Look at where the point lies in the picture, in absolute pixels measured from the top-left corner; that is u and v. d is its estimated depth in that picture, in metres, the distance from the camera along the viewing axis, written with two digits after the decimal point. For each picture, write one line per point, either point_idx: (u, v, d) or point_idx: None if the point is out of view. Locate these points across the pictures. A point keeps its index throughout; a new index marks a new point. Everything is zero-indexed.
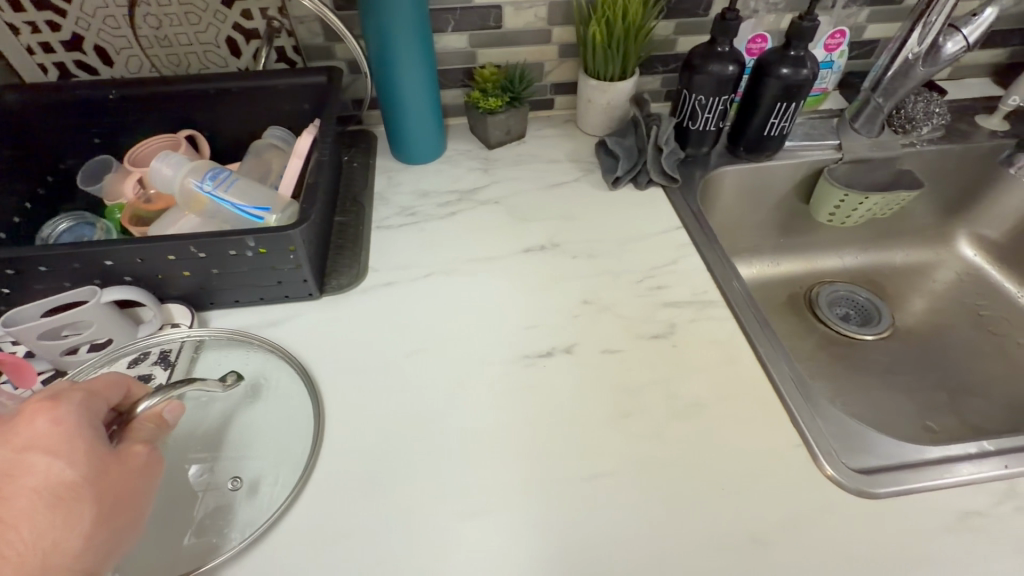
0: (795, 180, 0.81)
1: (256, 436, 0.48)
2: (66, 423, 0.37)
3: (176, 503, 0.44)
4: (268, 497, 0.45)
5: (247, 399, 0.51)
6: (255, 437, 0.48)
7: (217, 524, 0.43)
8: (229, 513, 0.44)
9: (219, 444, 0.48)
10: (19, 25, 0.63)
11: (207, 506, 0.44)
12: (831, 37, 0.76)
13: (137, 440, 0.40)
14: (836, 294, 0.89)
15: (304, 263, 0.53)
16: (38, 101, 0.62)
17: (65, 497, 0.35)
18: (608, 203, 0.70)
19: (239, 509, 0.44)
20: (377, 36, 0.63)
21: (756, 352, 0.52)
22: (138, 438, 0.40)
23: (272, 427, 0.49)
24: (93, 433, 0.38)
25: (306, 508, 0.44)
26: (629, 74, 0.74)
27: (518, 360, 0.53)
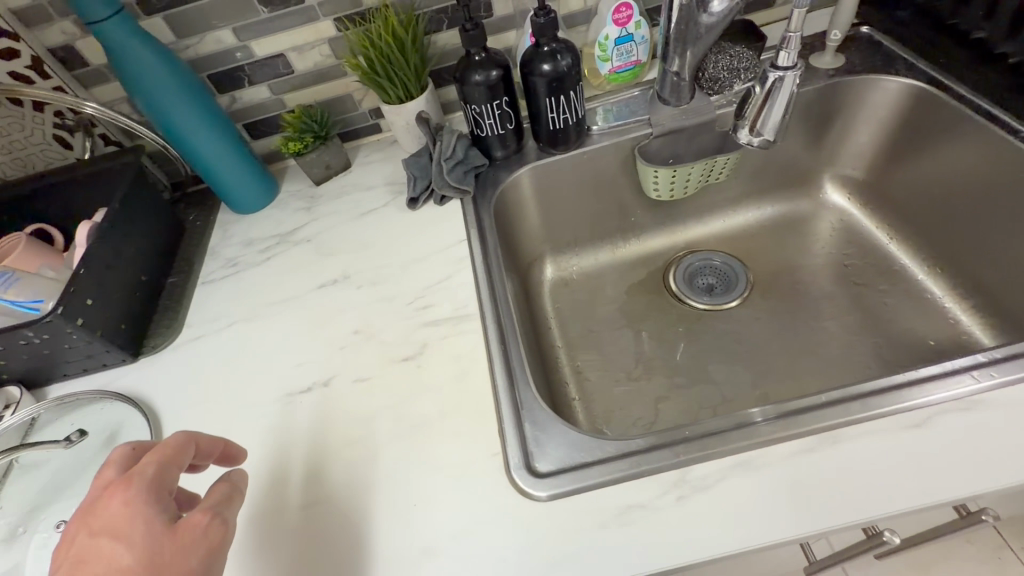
0: (616, 161, 0.79)
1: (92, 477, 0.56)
2: (135, 503, 0.37)
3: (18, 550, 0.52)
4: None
5: (91, 454, 0.58)
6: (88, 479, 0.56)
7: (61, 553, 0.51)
8: None
9: (60, 494, 0.56)
10: None
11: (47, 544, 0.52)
12: (618, 11, 0.74)
13: (201, 514, 0.39)
14: (694, 266, 0.87)
15: (94, 338, 0.61)
16: None
17: None
18: (408, 224, 0.73)
19: None
20: (157, 114, 0.69)
21: (490, 363, 0.55)
22: (204, 512, 0.39)
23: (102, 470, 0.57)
24: (155, 510, 0.37)
25: None
26: (416, 94, 0.75)
27: (282, 397, 0.58)
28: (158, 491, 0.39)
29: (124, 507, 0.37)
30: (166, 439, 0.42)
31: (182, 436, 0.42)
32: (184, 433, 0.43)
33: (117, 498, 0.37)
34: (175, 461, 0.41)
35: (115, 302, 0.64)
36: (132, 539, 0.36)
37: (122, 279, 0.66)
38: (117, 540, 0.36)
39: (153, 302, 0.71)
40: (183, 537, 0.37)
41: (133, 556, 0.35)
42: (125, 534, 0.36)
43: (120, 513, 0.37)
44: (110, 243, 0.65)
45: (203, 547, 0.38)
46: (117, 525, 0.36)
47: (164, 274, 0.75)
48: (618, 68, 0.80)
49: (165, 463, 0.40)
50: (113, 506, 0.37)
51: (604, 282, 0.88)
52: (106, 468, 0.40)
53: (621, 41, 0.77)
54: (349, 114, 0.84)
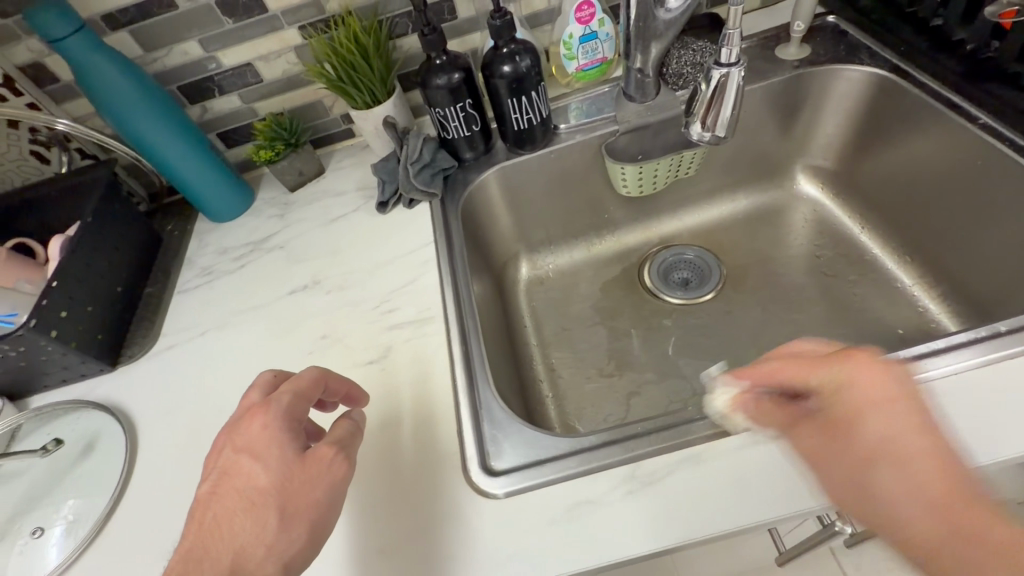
0: (584, 159, 0.80)
1: (71, 485, 0.58)
2: (270, 429, 0.43)
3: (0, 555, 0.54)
4: (69, 544, 0.54)
5: (70, 462, 0.60)
6: (67, 487, 0.58)
7: (34, 560, 0.53)
8: (47, 548, 0.54)
9: (40, 501, 0.57)
10: None
11: (25, 550, 0.54)
12: (580, 9, 0.74)
13: (328, 444, 0.44)
14: (667, 261, 0.87)
15: (68, 350, 0.62)
16: None
17: (254, 501, 0.40)
18: (378, 228, 0.74)
19: (54, 544, 0.54)
20: (126, 128, 0.71)
21: (451, 364, 0.56)
22: (331, 441, 0.44)
23: (80, 478, 0.58)
24: (286, 440, 0.43)
25: (98, 546, 0.53)
26: (382, 99, 0.76)
27: None
28: (290, 420, 0.44)
29: (263, 430, 0.43)
30: (302, 372, 0.47)
31: (316, 374, 0.47)
32: (314, 370, 0.48)
33: (257, 423, 0.43)
34: (307, 396, 0.46)
35: (89, 314, 0.66)
36: (267, 461, 0.41)
37: (96, 291, 0.67)
38: (256, 460, 0.42)
39: (130, 313, 0.73)
40: (309, 469, 0.42)
41: (269, 479, 0.41)
42: (262, 456, 0.42)
43: (260, 435, 0.43)
44: (82, 256, 0.66)
45: (326, 480, 0.42)
46: (257, 446, 0.42)
47: (141, 285, 0.77)
48: (585, 66, 0.80)
49: (297, 396, 0.45)
50: (255, 429, 0.43)
51: (579, 279, 0.88)
52: (254, 390, 0.47)
53: (585, 40, 0.77)
54: (320, 120, 0.85)
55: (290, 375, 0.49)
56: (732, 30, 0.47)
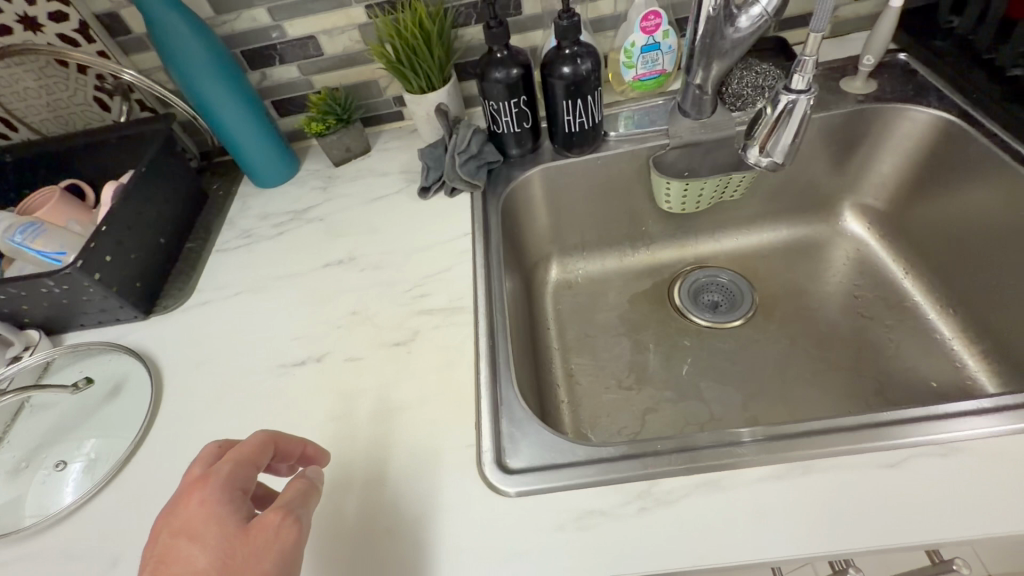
0: (628, 170, 0.79)
1: (97, 424, 0.60)
2: (210, 504, 0.41)
3: (22, 482, 0.56)
4: (88, 481, 0.55)
5: (98, 402, 0.62)
6: (93, 425, 0.60)
7: (55, 495, 0.55)
8: (66, 485, 0.55)
9: (66, 436, 0.60)
10: None
11: (48, 483, 0.56)
12: (646, 19, 0.74)
13: (270, 514, 0.42)
14: (700, 281, 0.86)
15: (109, 293, 0.64)
16: None
17: None
18: (416, 213, 0.74)
19: (74, 481, 0.55)
20: (189, 85, 0.72)
21: (477, 356, 0.56)
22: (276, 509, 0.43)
23: (106, 418, 0.60)
24: (226, 517, 0.41)
25: (114, 487, 0.55)
26: (438, 86, 0.76)
27: (275, 368, 0.60)
28: (230, 492, 0.42)
29: (201, 507, 0.41)
30: (247, 440, 0.46)
31: (258, 438, 0.46)
32: (255, 437, 0.47)
33: (195, 499, 0.42)
34: (249, 461, 0.45)
35: (132, 262, 0.67)
36: (204, 540, 0.40)
37: (140, 240, 0.69)
38: (192, 542, 0.40)
39: (169, 265, 0.75)
40: (254, 538, 0.40)
41: (207, 560, 0.39)
42: (197, 536, 0.40)
43: (195, 512, 0.41)
44: (133, 205, 0.68)
45: (274, 549, 0.41)
46: (195, 525, 0.40)
47: (182, 239, 0.78)
48: (642, 76, 0.79)
49: (238, 463, 0.44)
50: (192, 506, 0.42)
51: (607, 288, 0.88)
52: (195, 466, 0.45)
53: (647, 50, 0.76)
54: (373, 100, 0.86)
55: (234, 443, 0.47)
56: (808, 57, 0.46)
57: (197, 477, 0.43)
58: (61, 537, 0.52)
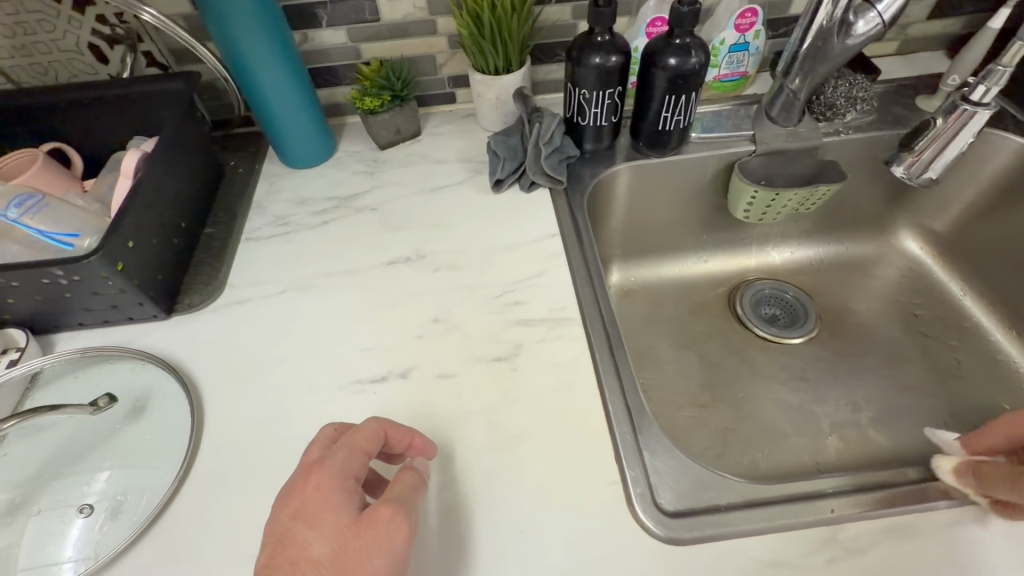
0: (707, 175, 0.75)
1: (117, 453, 0.48)
2: (324, 489, 0.38)
3: (19, 529, 0.43)
4: (116, 529, 0.43)
5: (118, 425, 0.49)
6: (111, 455, 0.48)
7: (70, 549, 0.42)
8: (84, 536, 0.43)
9: (75, 468, 0.47)
10: None
11: (57, 531, 0.43)
12: (742, 16, 0.70)
13: (384, 501, 0.38)
14: (761, 294, 0.84)
15: (129, 287, 0.52)
16: None
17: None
18: (488, 207, 0.66)
19: (95, 530, 0.43)
20: (229, 42, 0.60)
21: (598, 376, 0.49)
22: (388, 498, 0.39)
23: (130, 446, 0.48)
24: (339, 503, 0.38)
25: (153, 537, 0.43)
26: (515, 68, 0.68)
27: (349, 385, 0.51)
28: (345, 480, 0.39)
29: (318, 492, 0.38)
30: (361, 425, 0.42)
31: (373, 425, 0.42)
32: (370, 421, 0.43)
33: (312, 482, 0.39)
34: (362, 448, 0.41)
35: (154, 249, 0.55)
36: (319, 526, 0.37)
37: (162, 222, 0.57)
38: (308, 527, 0.37)
39: (189, 253, 0.62)
40: (365, 534, 0.36)
41: (322, 550, 0.36)
42: (314, 521, 0.37)
43: (312, 497, 0.38)
44: (157, 178, 0.56)
45: (385, 551, 0.36)
46: (311, 510, 0.37)
47: (201, 222, 0.66)
48: (723, 77, 0.76)
49: (351, 450, 0.40)
50: (308, 490, 0.38)
51: (666, 297, 0.83)
52: (312, 448, 0.42)
53: (735, 49, 0.72)
54: (426, 77, 0.77)
55: (351, 427, 0.43)
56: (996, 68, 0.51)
57: (311, 462, 0.40)
58: None
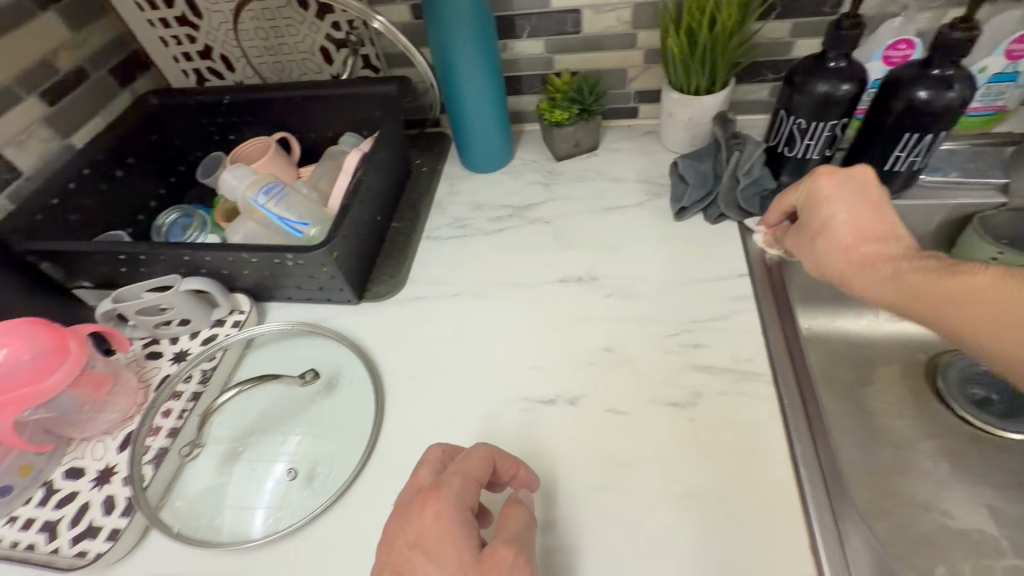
0: (929, 225, 0.64)
1: (314, 424, 0.53)
2: (445, 518, 0.36)
3: (237, 477, 0.50)
4: (312, 496, 0.48)
5: (315, 398, 0.55)
6: (309, 425, 0.53)
7: (275, 505, 0.48)
8: (286, 496, 0.48)
9: (281, 431, 0.53)
10: (168, 39, 0.76)
11: (264, 486, 0.49)
12: (1017, 41, 0.58)
13: (503, 541, 0.36)
14: (972, 370, 0.70)
15: (337, 274, 0.57)
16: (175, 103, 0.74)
17: None
18: (666, 236, 0.63)
19: (295, 492, 0.49)
20: (445, 53, 0.64)
21: (791, 447, 0.44)
22: (505, 538, 0.37)
23: (324, 420, 0.53)
24: (458, 536, 0.36)
25: (340, 512, 0.47)
26: (718, 88, 0.64)
27: (518, 402, 0.51)
28: (461, 509, 0.37)
29: (436, 522, 0.36)
30: (471, 450, 0.41)
31: (485, 452, 0.41)
32: (477, 446, 0.41)
33: (429, 510, 0.37)
34: (476, 477, 0.39)
35: (359, 240, 0.60)
36: (442, 563, 0.35)
37: (367, 216, 0.62)
38: (429, 561, 0.35)
39: (380, 245, 0.68)
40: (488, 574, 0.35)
41: None
42: (434, 555, 0.35)
43: (432, 527, 0.36)
44: (369, 176, 0.61)
45: None
46: (432, 543, 0.36)
47: (391, 216, 0.71)
48: (971, 111, 0.64)
49: (469, 480, 0.39)
50: (426, 518, 0.37)
51: (846, 354, 0.73)
52: (423, 468, 0.41)
53: (997, 79, 0.60)
54: (615, 91, 0.75)
55: (459, 450, 0.43)
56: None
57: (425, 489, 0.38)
58: (281, 558, 0.45)
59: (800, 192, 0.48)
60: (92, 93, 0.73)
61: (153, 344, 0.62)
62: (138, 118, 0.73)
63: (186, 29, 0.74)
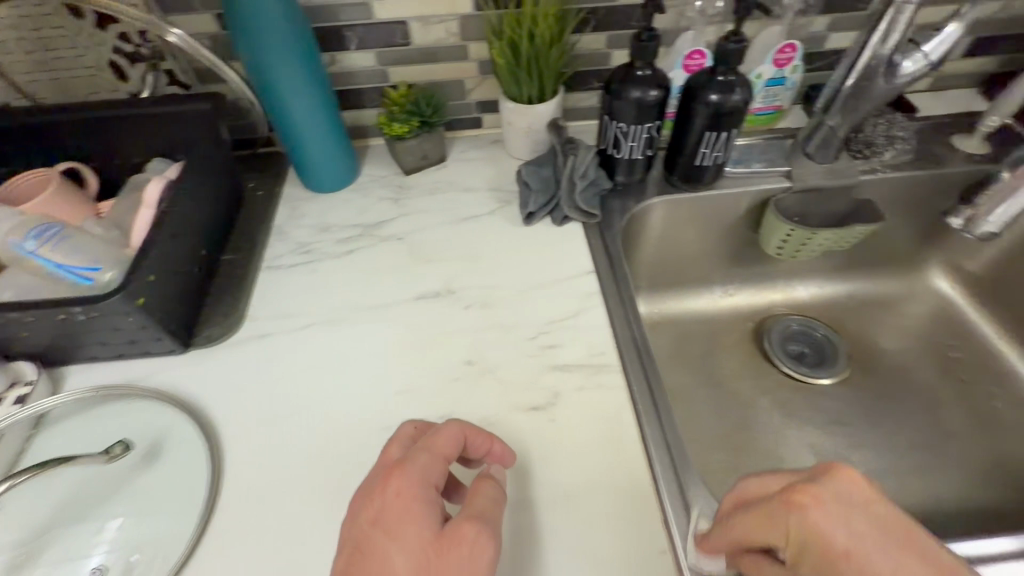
0: (739, 211, 0.73)
1: (129, 505, 0.45)
2: (407, 492, 0.36)
3: None
4: None
5: (132, 473, 0.46)
6: (123, 509, 0.45)
7: None
8: None
9: (85, 523, 0.44)
10: None
11: None
12: (780, 51, 0.68)
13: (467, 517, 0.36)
14: (790, 330, 0.81)
15: (148, 323, 0.49)
16: None
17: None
18: (518, 242, 0.64)
19: None
20: (258, 65, 0.58)
21: (641, 430, 0.47)
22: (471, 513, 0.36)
23: (143, 498, 0.45)
24: (425, 512, 0.35)
25: None
26: (548, 97, 0.67)
27: (377, 434, 0.48)
28: (426, 486, 0.37)
29: (398, 499, 0.36)
30: (441, 426, 0.40)
31: (454, 427, 0.40)
32: (449, 419, 0.41)
33: (391, 486, 0.37)
34: (444, 455, 0.39)
35: (175, 280, 0.52)
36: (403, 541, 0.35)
37: (183, 252, 0.54)
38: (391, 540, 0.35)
39: (208, 282, 0.60)
40: (445, 557, 0.34)
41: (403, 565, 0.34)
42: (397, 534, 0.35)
43: (395, 502, 0.36)
44: (180, 206, 0.54)
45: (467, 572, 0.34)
46: (391, 519, 0.35)
47: (221, 249, 0.64)
48: (758, 111, 0.74)
49: (433, 456, 0.38)
50: (390, 494, 0.36)
51: (693, 332, 0.81)
52: (392, 444, 0.41)
53: (772, 83, 0.71)
54: (457, 102, 0.75)
55: (428, 429, 0.42)
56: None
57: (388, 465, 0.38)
58: None
59: (785, 521, 0.34)
60: None
61: None
62: None
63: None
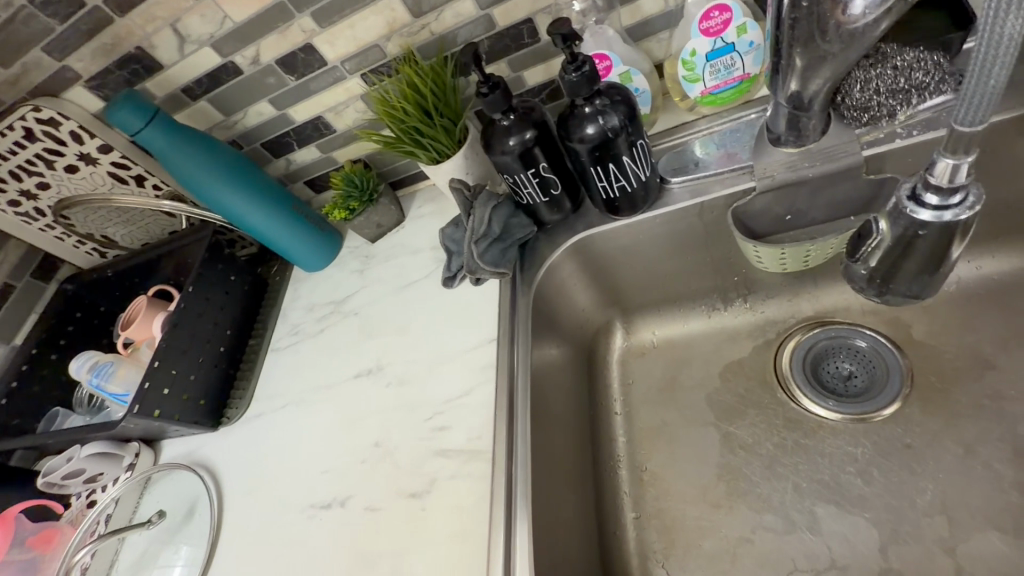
0: (702, 223, 0.60)
1: (167, 555, 0.65)
2: None
3: None
4: None
5: (175, 528, 0.67)
6: (164, 558, 0.65)
7: None
8: None
9: (149, 564, 0.66)
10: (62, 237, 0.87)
11: None
12: (708, 17, 0.52)
13: None
14: (826, 346, 0.63)
15: (172, 424, 0.69)
16: (86, 283, 0.89)
17: None
18: (445, 308, 0.67)
19: None
20: (210, 200, 0.71)
21: (491, 528, 0.48)
22: None
23: (172, 551, 0.65)
24: None
25: None
26: (450, 153, 0.63)
27: (307, 509, 0.59)
28: None
29: None
30: None
31: None
32: None
33: None
34: None
35: (194, 382, 0.72)
36: None
37: (198, 359, 0.73)
38: None
39: (233, 370, 0.78)
40: None
41: None
42: None
43: None
44: (184, 328, 0.73)
45: None
46: None
47: (246, 337, 0.81)
48: (714, 89, 0.57)
49: None
50: None
51: (692, 356, 0.68)
52: None
53: (716, 55, 0.54)
54: (398, 163, 0.77)
55: None
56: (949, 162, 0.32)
57: None
58: None
59: None
60: (25, 296, 0.89)
61: (94, 494, 0.77)
62: (53, 306, 0.86)
63: (58, 228, 0.85)
